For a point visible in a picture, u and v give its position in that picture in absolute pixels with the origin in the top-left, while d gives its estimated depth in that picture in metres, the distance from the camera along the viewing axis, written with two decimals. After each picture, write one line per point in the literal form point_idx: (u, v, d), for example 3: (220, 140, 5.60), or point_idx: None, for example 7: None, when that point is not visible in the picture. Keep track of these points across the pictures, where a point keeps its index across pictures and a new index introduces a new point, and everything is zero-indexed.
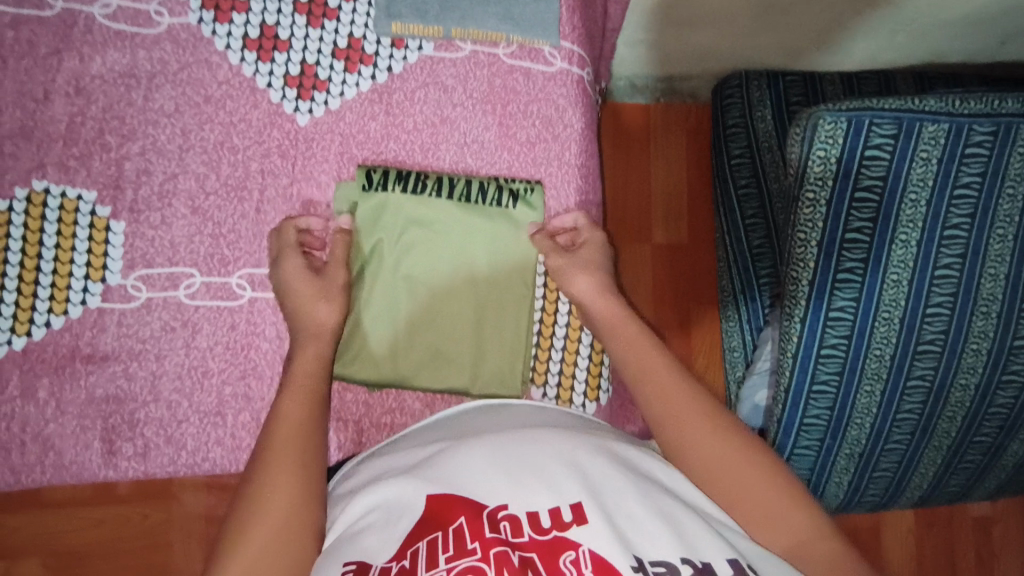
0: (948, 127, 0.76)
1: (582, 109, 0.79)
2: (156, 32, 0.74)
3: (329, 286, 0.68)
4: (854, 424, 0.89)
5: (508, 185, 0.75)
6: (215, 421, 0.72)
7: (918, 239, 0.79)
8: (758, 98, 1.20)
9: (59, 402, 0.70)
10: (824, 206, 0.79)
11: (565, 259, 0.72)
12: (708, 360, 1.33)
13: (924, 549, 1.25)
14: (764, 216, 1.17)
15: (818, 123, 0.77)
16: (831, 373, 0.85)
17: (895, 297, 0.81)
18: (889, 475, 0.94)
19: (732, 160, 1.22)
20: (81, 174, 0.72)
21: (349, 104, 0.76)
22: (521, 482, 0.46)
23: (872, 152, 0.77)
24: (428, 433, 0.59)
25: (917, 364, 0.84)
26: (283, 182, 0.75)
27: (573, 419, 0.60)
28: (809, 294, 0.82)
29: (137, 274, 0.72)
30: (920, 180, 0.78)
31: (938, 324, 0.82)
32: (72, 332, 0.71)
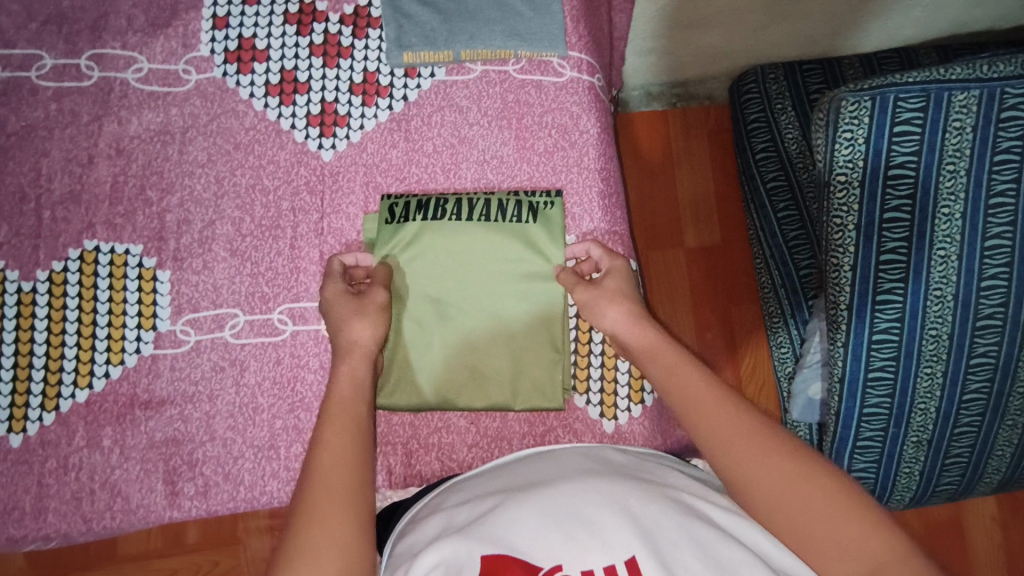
0: (979, 93, 0.74)
1: (597, 115, 0.80)
2: (185, 89, 0.78)
3: (367, 304, 0.68)
4: (918, 410, 0.85)
5: (528, 199, 0.77)
6: (270, 455, 0.74)
7: (962, 211, 0.76)
8: (776, 91, 1.19)
9: (123, 448, 0.73)
10: (857, 188, 0.77)
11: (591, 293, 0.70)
12: (755, 361, 1.30)
13: (1012, 538, 1.18)
14: (797, 206, 1.14)
15: (841, 106, 0.76)
16: (886, 359, 0.82)
17: (946, 273, 0.78)
18: (964, 460, 0.89)
19: (757, 154, 1.20)
20: (127, 230, 0.76)
21: (370, 135, 0.79)
22: (574, 539, 0.46)
23: (902, 127, 0.75)
24: (481, 482, 0.59)
25: (979, 341, 0.80)
26: (314, 217, 0.77)
27: (625, 457, 0.60)
28: (853, 279, 0.80)
29: (184, 319, 0.75)
30: (956, 150, 0.75)
31: (996, 297, 0.78)
32: (129, 381, 0.74)
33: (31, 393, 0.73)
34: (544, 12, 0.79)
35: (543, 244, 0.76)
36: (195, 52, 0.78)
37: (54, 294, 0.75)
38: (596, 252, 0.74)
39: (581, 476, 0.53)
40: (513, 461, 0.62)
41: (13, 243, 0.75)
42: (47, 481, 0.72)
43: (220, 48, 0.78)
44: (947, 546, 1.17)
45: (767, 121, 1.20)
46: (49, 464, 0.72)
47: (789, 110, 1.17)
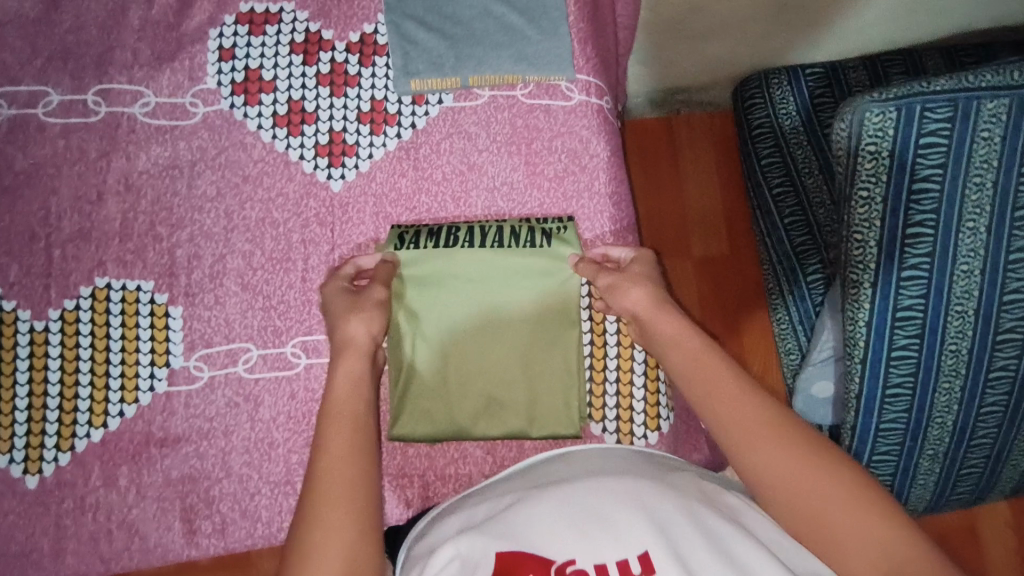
0: (1008, 101, 0.72)
1: (607, 138, 0.79)
2: (192, 123, 0.77)
3: (365, 302, 0.69)
4: (935, 424, 0.84)
5: (540, 225, 0.76)
6: (286, 490, 0.73)
7: (986, 224, 0.75)
8: (780, 96, 1.17)
9: (139, 487, 0.73)
10: (880, 203, 0.76)
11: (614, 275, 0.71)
12: (763, 369, 1.29)
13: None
14: (804, 212, 1.13)
15: (865, 117, 0.74)
16: (904, 375, 0.81)
17: (968, 287, 0.77)
18: (978, 471, 0.89)
19: (762, 161, 1.19)
20: (137, 266, 0.75)
21: (378, 164, 0.78)
22: (589, 534, 0.47)
23: (929, 138, 0.73)
24: (499, 488, 0.60)
25: (998, 355, 0.80)
26: (325, 249, 0.77)
27: (639, 456, 0.62)
28: (872, 296, 0.78)
29: (197, 355, 0.75)
30: (983, 161, 0.73)
31: (1018, 311, 0.77)
32: (144, 419, 0.74)
33: (47, 433, 0.73)
34: (552, 35, 0.79)
35: (553, 271, 0.75)
36: (201, 85, 0.78)
37: (66, 333, 0.74)
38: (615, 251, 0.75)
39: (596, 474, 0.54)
40: (527, 467, 0.63)
41: (23, 283, 0.75)
42: (65, 521, 0.72)
43: (227, 80, 0.78)
44: (961, 550, 1.16)
45: (772, 127, 1.19)
46: (66, 505, 0.72)
47: (795, 116, 1.17)
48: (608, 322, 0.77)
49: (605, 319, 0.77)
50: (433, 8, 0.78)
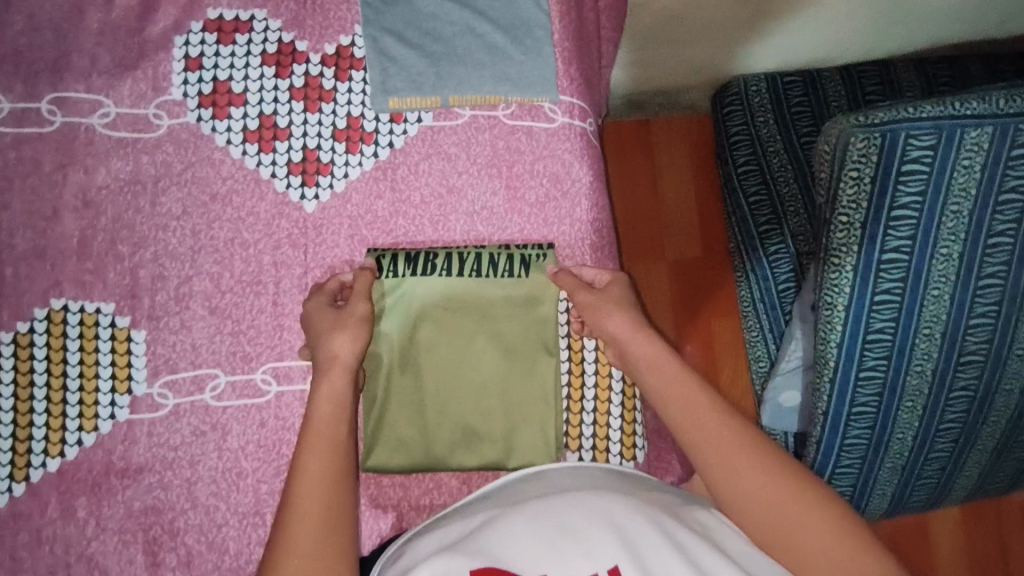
0: (991, 129, 0.70)
1: (590, 162, 0.78)
2: (157, 136, 0.73)
3: (346, 319, 0.67)
4: (896, 440, 0.86)
5: (519, 252, 0.74)
6: (255, 521, 0.71)
7: (959, 251, 0.75)
8: (759, 103, 1.18)
9: (99, 519, 0.70)
10: (859, 229, 0.76)
11: (593, 299, 0.70)
12: (733, 377, 1.30)
13: (977, 546, 1.21)
14: (779, 221, 1.13)
15: (850, 142, 0.73)
16: (870, 395, 0.83)
17: (936, 312, 0.78)
18: (934, 482, 0.91)
19: (739, 168, 1.19)
20: (97, 287, 0.72)
21: (354, 185, 0.76)
22: (562, 550, 0.48)
23: (910, 166, 0.72)
24: (471, 507, 0.60)
25: (960, 375, 0.81)
26: (297, 272, 0.74)
27: (609, 475, 0.62)
28: (844, 318, 0.79)
29: (162, 381, 0.72)
30: (962, 190, 0.72)
31: (982, 334, 0.79)
32: (104, 448, 0.71)
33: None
34: (535, 55, 0.76)
35: (533, 289, 0.74)
36: (166, 96, 0.74)
37: (20, 357, 0.70)
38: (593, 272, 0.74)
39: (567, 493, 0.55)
40: (497, 487, 0.63)
41: None
42: (19, 555, 0.68)
43: (193, 92, 0.74)
44: (917, 554, 1.20)
45: (750, 134, 1.19)
46: (20, 537, 0.69)
47: (772, 124, 1.17)
48: (586, 341, 0.76)
49: (584, 339, 0.76)
50: (413, 24, 0.75)
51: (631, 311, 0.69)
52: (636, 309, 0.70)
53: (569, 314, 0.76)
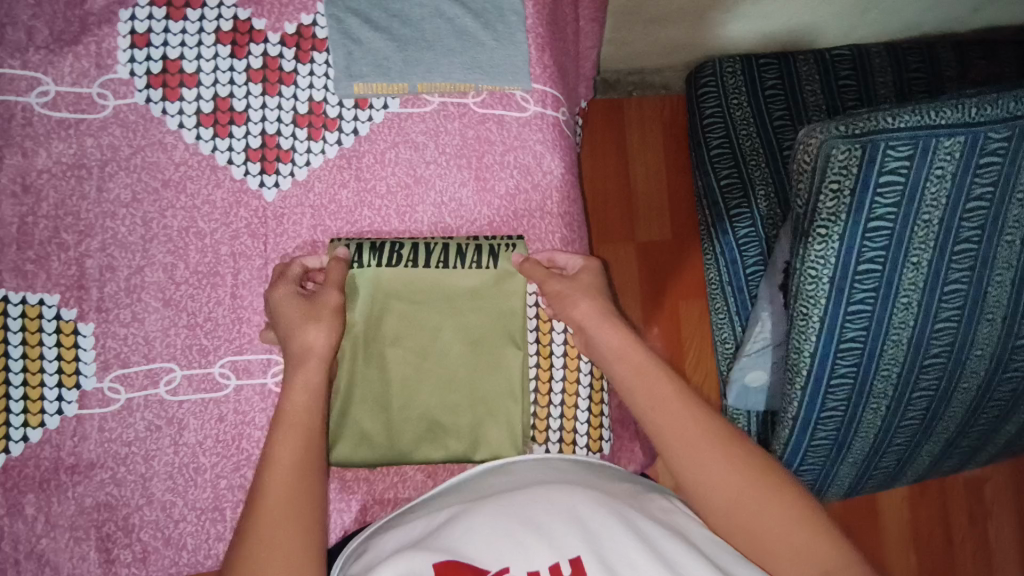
0: (964, 139, 0.70)
1: (562, 154, 0.76)
2: (102, 117, 0.69)
3: (319, 308, 0.64)
4: (859, 437, 0.89)
5: (488, 243, 0.73)
6: (214, 517, 0.70)
7: (929, 259, 0.76)
8: (733, 85, 1.18)
9: (49, 516, 0.67)
10: (836, 241, 0.75)
11: (565, 287, 0.69)
12: (697, 360, 1.33)
13: (920, 518, 1.28)
14: (749, 203, 1.13)
15: (831, 153, 0.72)
16: (839, 400, 0.85)
17: (905, 319, 0.79)
18: (887, 471, 0.97)
19: (712, 152, 1.18)
20: (40, 277, 0.68)
21: (317, 173, 0.73)
22: (523, 545, 0.48)
23: (887, 178, 0.72)
24: (433, 503, 0.59)
25: (923, 378, 0.83)
26: (257, 264, 0.71)
27: (574, 466, 0.62)
28: (818, 329, 0.80)
29: (113, 375, 0.69)
30: (934, 199, 0.73)
31: (946, 337, 0.80)
32: (52, 444, 0.68)
33: None
34: (507, 42, 0.74)
35: (500, 279, 0.73)
36: (111, 74, 0.69)
37: None
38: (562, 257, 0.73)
39: (531, 489, 0.55)
40: (459, 482, 0.63)
41: None
42: None
43: (141, 71, 0.69)
44: (865, 528, 1.27)
45: (723, 117, 1.18)
46: None
47: (745, 107, 1.17)
48: (556, 331, 0.75)
49: (553, 325, 0.75)
50: (379, 4, 0.72)
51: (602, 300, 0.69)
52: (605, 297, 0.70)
53: (538, 305, 0.75)
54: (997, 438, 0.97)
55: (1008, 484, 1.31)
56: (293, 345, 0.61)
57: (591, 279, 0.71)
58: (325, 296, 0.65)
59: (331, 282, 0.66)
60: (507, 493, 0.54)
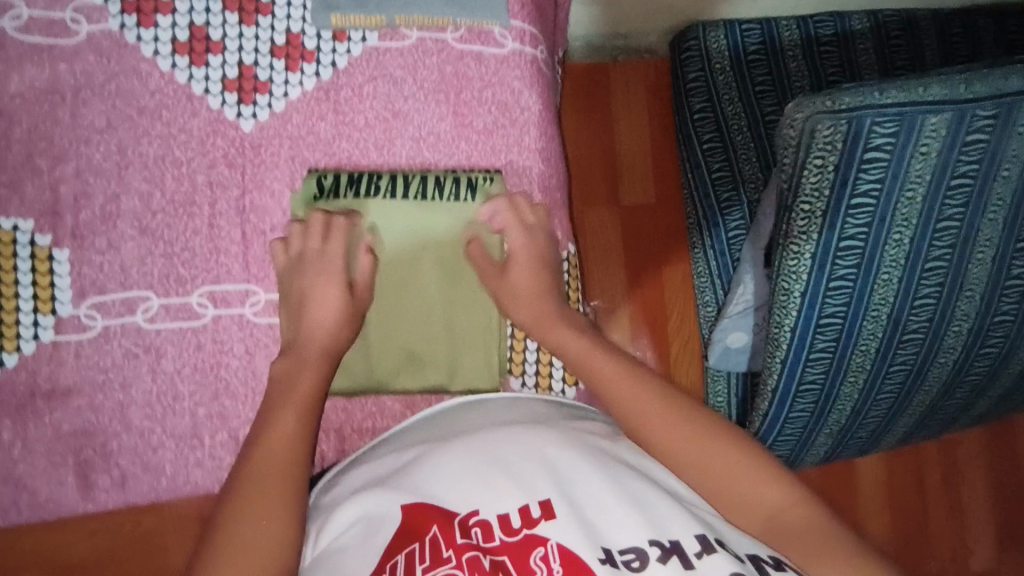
0: (952, 115, 0.65)
1: (539, 91, 0.77)
2: (75, 43, 0.68)
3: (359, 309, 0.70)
4: (836, 408, 0.90)
5: (466, 176, 0.74)
6: (193, 444, 0.71)
7: (911, 236, 0.73)
8: (716, 49, 1.17)
9: (26, 441, 0.68)
10: (820, 217, 0.72)
11: (523, 259, 0.72)
12: (681, 317, 1.31)
13: (896, 480, 1.28)
14: (730, 168, 1.15)
15: (815, 129, 0.67)
16: (817, 373, 0.84)
17: (884, 295, 0.77)
18: (865, 439, 1.00)
19: (695, 115, 1.18)
20: (14, 202, 0.68)
21: (295, 105, 0.72)
22: (490, 485, 0.50)
23: (872, 154, 0.68)
24: (408, 437, 0.62)
25: (900, 352, 0.83)
26: (234, 193, 0.71)
27: (550, 409, 0.64)
28: (800, 304, 0.77)
29: (89, 303, 0.69)
30: (918, 175, 0.69)
31: (924, 313, 0.79)
32: (28, 370, 0.68)
33: None
34: None
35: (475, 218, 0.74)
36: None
37: None
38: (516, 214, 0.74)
39: (504, 429, 0.56)
40: (437, 412, 0.65)
41: None
42: None
43: None
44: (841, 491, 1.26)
45: (706, 81, 1.18)
46: None
47: (727, 72, 1.17)
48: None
49: None
50: None
51: (550, 291, 0.72)
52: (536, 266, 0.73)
53: None
54: (972, 410, 1.00)
55: (982, 447, 1.31)
56: (319, 339, 0.66)
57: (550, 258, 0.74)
58: (359, 296, 0.70)
59: (366, 279, 0.70)
60: (478, 433, 0.55)
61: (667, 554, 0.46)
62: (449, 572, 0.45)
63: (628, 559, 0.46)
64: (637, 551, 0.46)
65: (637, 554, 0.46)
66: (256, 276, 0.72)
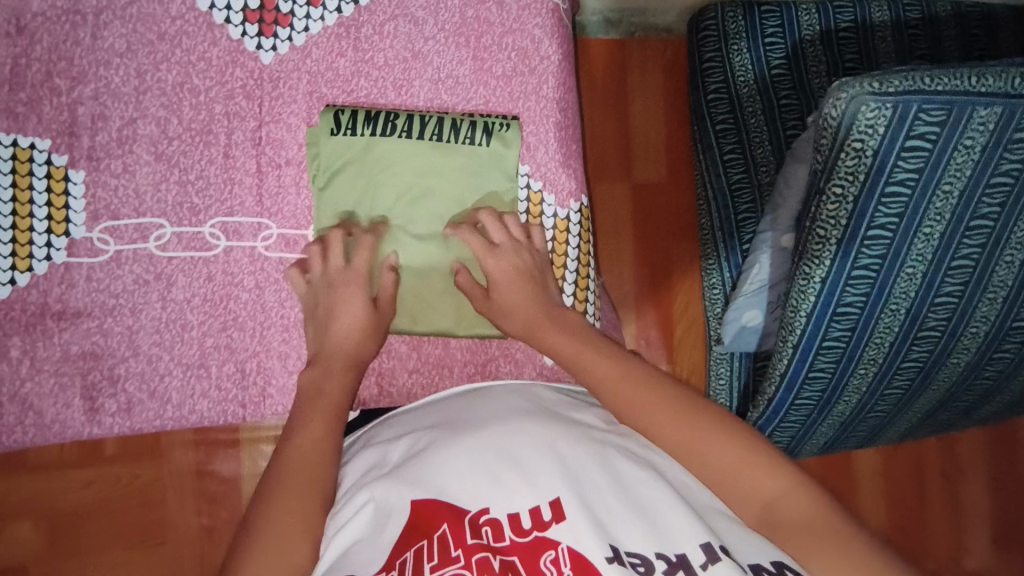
0: (1002, 110, 0.63)
1: (559, 40, 0.76)
2: None
3: (379, 321, 0.70)
4: (841, 400, 0.88)
5: (483, 120, 0.73)
6: (199, 373, 0.72)
7: (942, 231, 0.71)
8: (735, 31, 1.09)
9: (34, 360, 0.69)
10: (851, 203, 0.69)
11: (503, 261, 0.71)
12: (686, 300, 1.26)
13: (892, 471, 1.27)
14: (743, 151, 1.08)
15: (858, 110, 0.64)
16: (829, 361, 0.82)
17: (907, 289, 0.75)
18: (864, 433, 0.99)
19: (709, 96, 1.11)
20: (31, 121, 0.68)
21: (315, 40, 0.72)
22: (500, 482, 0.50)
23: (914, 143, 0.65)
24: (416, 417, 0.63)
25: (915, 349, 0.81)
26: (251, 126, 0.71)
27: (554, 396, 0.64)
28: (819, 290, 0.75)
29: (102, 227, 0.69)
30: (958, 170, 0.67)
31: (943, 312, 0.78)
32: (39, 289, 0.69)
33: None
34: None
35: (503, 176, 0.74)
36: None
37: None
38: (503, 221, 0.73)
39: (513, 420, 0.56)
40: (445, 396, 0.66)
41: None
42: None
43: None
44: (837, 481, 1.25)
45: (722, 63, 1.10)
46: None
47: (745, 53, 1.09)
48: (546, 206, 0.77)
49: (543, 209, 0.77)
50: None
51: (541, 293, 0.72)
52: (520, 271, 0.72)
53: (530, 187, 0.76)
54: (985, 406, 0.96)
55: (982, 447, 1.29)
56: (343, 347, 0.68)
57: (530, 254, 0.73)
58: (383, 310, 0.71)
59: (389, 294, 0.71)
60: (487, 424, 0.56)
61: (674, 567, 0.46)
62: (457, 571, 0.46)
63: (634, 562, 0.46)
64: (644, 557, 0.47)
65: (642, 560, 0.46)
66: (269, 210, 0.72)
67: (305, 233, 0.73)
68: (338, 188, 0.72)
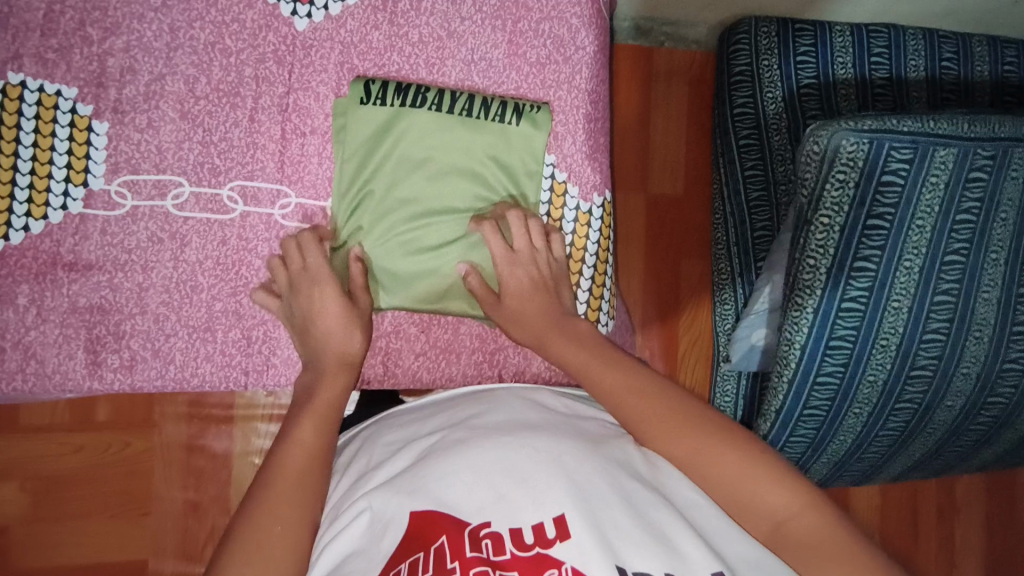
0: (958, 151, 0.67)
1: (596, 32, 0.75)
2: None
3: (359, 312, 0.68)
4: (837, 440, 0.81)
5: (514, 101, 0.72)
6: (205, 337, 0.71)
7: (920, 264, 0.71)
8: (766, 45, 1.03)
9: (41, 309, 0.68)
10: (837, 233, 0.69)
11: (519, 271, 0.70)
12: (693, 318, 1.20)
13: (888, 506, 1.21)
14: (764, 167, 1.03)
15: (840, 144, 0.67)
16: (824, 399, 0.76)
17: (894, 325, 0.73)
18: (856, 475, 0.89)
19: (734, 110, 1.05)
20: (60, 68, 0.67)
21: (350, 11, 0.71)
22: (506, 498, 0.49)
23: (887, 178, 0.67)
24: (412, 420, 0.62)
25: (909, 387, 0.76)
26: (279, 91, 0.71)
27: (559, 403, 0.63)
28: (811, 321, 0.72)
29: (121, 180, 0.69)
30: (927, 207, 0.69)
31: (933, 349, 0.74)
32: (52, 239, 0.68)
33: None
34: None
35: (525, 163, 0.73)
36: None
37: None
38: (519, 224, 0.71)
39: (516, 431, 0.54)
40: (458, 394, 0.66)
41: None
42: None
43: None
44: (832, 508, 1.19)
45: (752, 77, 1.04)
46: None
47: (775, 69, 1.02)
48: (569, 198, 0.75)
49: (565, 203, 0.76)
50: None
51: (550, 302, 0.70)
52: (534, 279, 0.70)
53: (553, 176, 0.75)
54: (974, 459, 0.88)
55: (978, 487, 1.25)
56: (328, 345, 0.66)
57: (546, 263, 0.71)
58: (360, 301, 0.69)
59: (361, 284, 0.69)
60: (498, 431, 0.54)
61: None
62: None
63: None
64: None
65: None
66: (289, 178, 0.72)
67: (323, 204, 0.73)
68: (359, 164, 0.71)
